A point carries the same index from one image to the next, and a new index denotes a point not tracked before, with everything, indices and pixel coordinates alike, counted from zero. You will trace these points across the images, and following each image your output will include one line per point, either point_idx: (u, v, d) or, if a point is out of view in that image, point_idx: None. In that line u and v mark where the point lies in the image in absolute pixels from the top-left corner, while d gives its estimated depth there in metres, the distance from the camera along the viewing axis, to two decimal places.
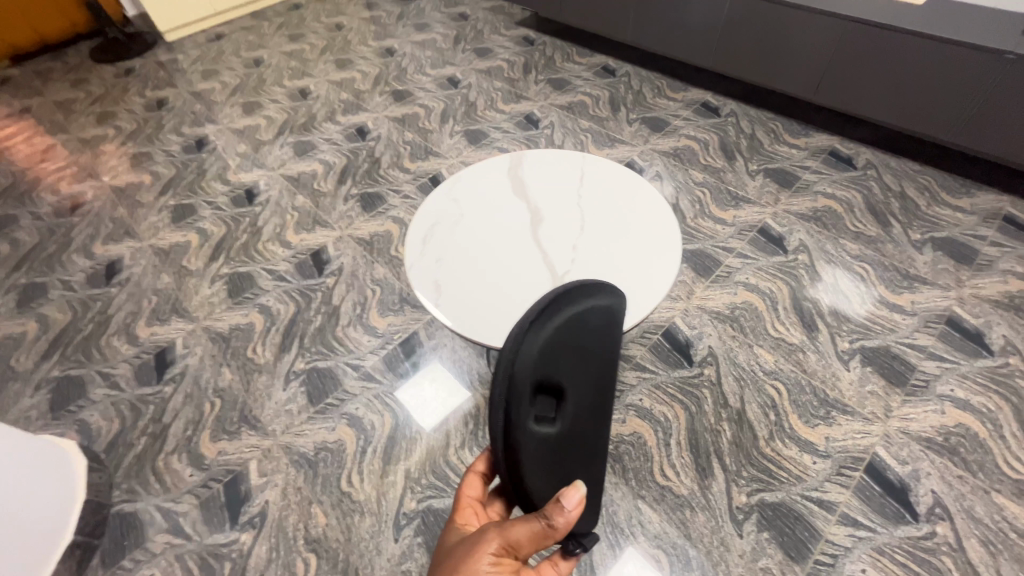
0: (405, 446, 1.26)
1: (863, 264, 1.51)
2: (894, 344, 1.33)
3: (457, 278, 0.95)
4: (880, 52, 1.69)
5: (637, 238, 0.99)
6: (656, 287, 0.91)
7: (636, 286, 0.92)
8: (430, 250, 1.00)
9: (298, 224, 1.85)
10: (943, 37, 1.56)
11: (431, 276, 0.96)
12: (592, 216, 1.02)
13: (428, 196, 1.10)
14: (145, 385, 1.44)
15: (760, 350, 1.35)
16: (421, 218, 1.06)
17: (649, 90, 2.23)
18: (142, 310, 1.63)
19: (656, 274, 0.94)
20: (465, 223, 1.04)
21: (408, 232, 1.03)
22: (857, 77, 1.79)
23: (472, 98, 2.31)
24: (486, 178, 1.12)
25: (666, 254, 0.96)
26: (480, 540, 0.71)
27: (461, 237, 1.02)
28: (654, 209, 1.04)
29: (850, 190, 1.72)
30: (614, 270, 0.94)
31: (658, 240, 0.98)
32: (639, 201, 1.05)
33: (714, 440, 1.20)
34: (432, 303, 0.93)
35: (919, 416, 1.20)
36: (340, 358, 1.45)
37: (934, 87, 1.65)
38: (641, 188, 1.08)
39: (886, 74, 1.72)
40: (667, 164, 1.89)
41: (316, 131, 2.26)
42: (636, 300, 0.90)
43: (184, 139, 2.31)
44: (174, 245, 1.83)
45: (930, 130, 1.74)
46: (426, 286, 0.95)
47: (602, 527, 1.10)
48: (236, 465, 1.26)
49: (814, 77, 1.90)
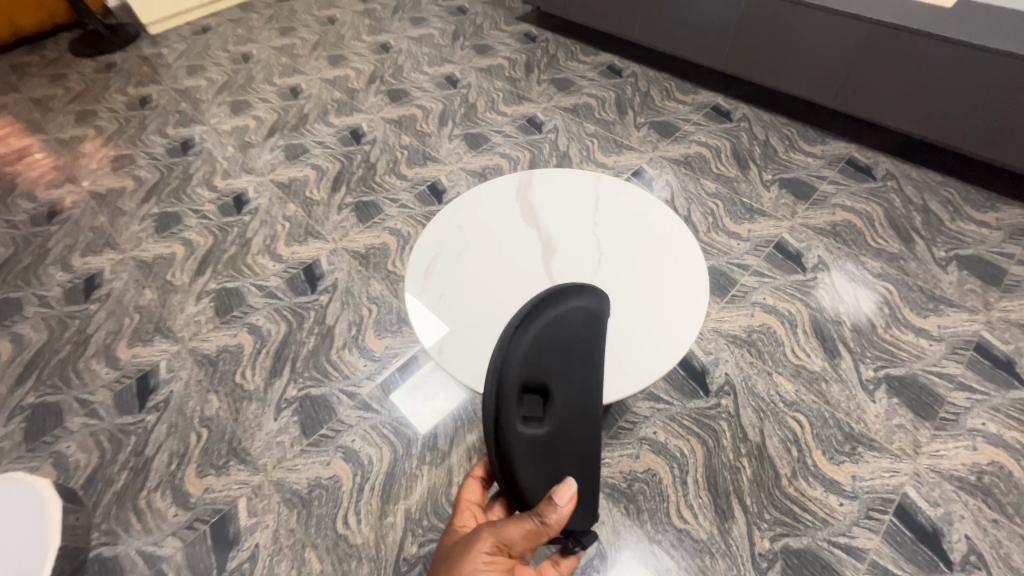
0: (404, 483, 1.19)
1: (885, 284, 1.44)
2: (921, 373, 1.26)
3: (465, 325, 0.87)
4: (907, 58, 1.59)
5: (656, 271, 0.90)
6: (680, 332, 0.83)
7: (658, 329, 0.84)
8: (433, 289, 0.92)
9: (289, 235, 1.75)
10: (966, 42, 1.47)
11: (433, 315, 0.88)
12: (607, 246, 0.94)
13: (428, 224, 1.01)
14: (126, 414, 1.35)
15: (779, 378, 1.28)
16: (423, 251, 0.97)
17: (657, 92, 2.13)
18: (123, 330, 1.54)
19: (680, 315, 0.85)
20: (469, 253, 0.95)
21: (408, 268, 0.95)
22: (873, 82, 1.70)
23: (472, 99, 2.20)
24: (491, 203, 1.02)
25: (691, 291, 0.88)
26: (474, 539, 0.72)
27: (466, 269, 0.94)
28: (675, 236, 0.95)
29: (869, 203, 1.64)
30: (632, 310, 0.86)
31: (680, 273, 0.90)
32: (657, 227, 0.96)
33: (734, 479, 1.14)
34: (435, 348, 0.86)
35: (950, 453, 1.13)
36: (335, 385, 1.36)
37: (963, 96, 1.55)
38: (659, 211, 0.99)
39: (904, 80, 1.63)
40: (678, 173, 1.81)
41: (308, 134, 2.15)
42: (658, 346, 0.83)
43: (168, 140, 2.19)
44: (158, 257, 1.73)
45: (949, 138, 1.66)
46: (428, 328, 0.87)
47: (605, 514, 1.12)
48: (224, 504, 1.18)
49: (828, 81, 1.81)
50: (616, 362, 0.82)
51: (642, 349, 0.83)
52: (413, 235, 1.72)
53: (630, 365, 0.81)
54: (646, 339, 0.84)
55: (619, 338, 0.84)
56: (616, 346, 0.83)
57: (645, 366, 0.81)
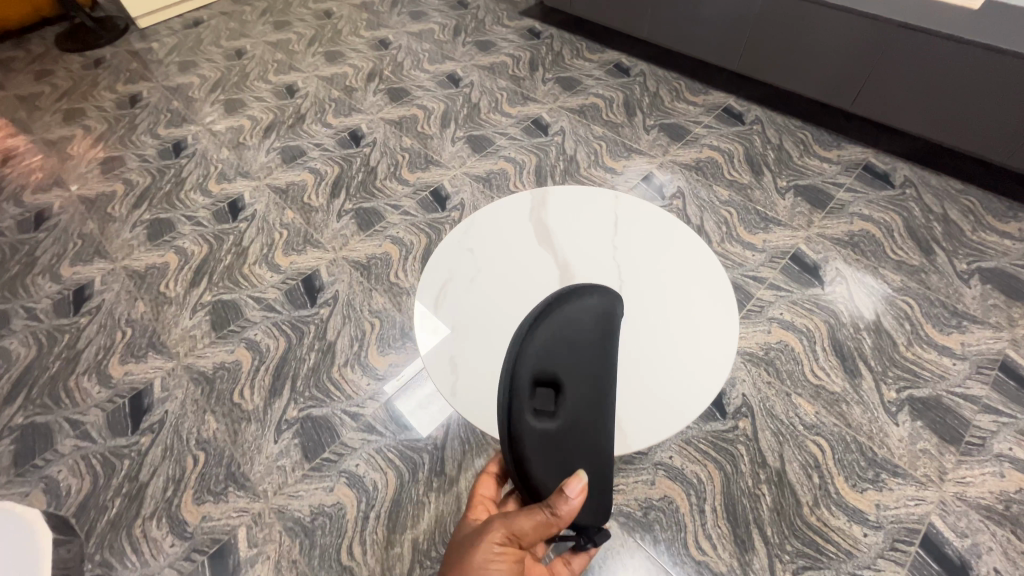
0: (411, 511, 1.14)
1: (906, 298, 1.39)
2: (945, 394, 1.22)
3: (477, 362, 0.82)
4: (932, 62, 1.51)
5: (681, 302, 0.86)
6: (710, 371, 0.80)
7: (685, 369, 0.80)
8: (443, 319, 0.87)
9: (287, 243, 1.69)
10: (983, 44, 1.41)
11: (445, 349, 0.83)
12: (629, 273, 0.89)
13: (437, 248, 0.95)
14: (119, 435, 1.30)
15: (798, 399, 1.23)
16: (432, 277, 0.92)
17: (666, 93, 2.06)
18: (115, 345, 1.48)
19: (708, 353, 0.81)
20: (482, 281, 0.90)
21: (416, 296, 0.90)
22: (884, 84, 1.64)
23: (475, 99, 2.13)
24: (504, 223, 0.97)
25: (720, 325, 0.84)
26: (484, 529, 0.69)
27: (479, 299, 0.89)
28: (701, 263, 0.91)
29: (888, 212, 1.59)
30: (657, 346, 0.82)
31: (707, 305, 0.86)
32: (681, 252, 0.92)
33: (754, 507, 1.09)
34: (447, 387, 0.80)
35: (977, 479, 1.10)
36: (337, 406, 1.31)
37: (978, 99, 1.49)
38: (683, 235, 0.95)
39: (917, 82, 1.57)
40: (689, 179, 1.75)
41: (305, 135, 2.07)
42: (687, 387, 0.79)
43: (160, 141, 2.11)
44: (151, 267, 1.67)
45: (963, 143, 1.61)
46: (440, 364, 0.82)
47: (617, 518, 1.11)
48: (222, 533, 1.14)
49: (838, 83, 1.74)
50: (643, 405, 0.78)
51: (670, 390, 0.79)
52: (416, 244, 1.66)
53: (657, 408, 0.77)
54: (673, 379, 0.80)
55: (645, 377, 0.80)
56: (644, 387, 0.79)
57: (673, 409, 0.77)
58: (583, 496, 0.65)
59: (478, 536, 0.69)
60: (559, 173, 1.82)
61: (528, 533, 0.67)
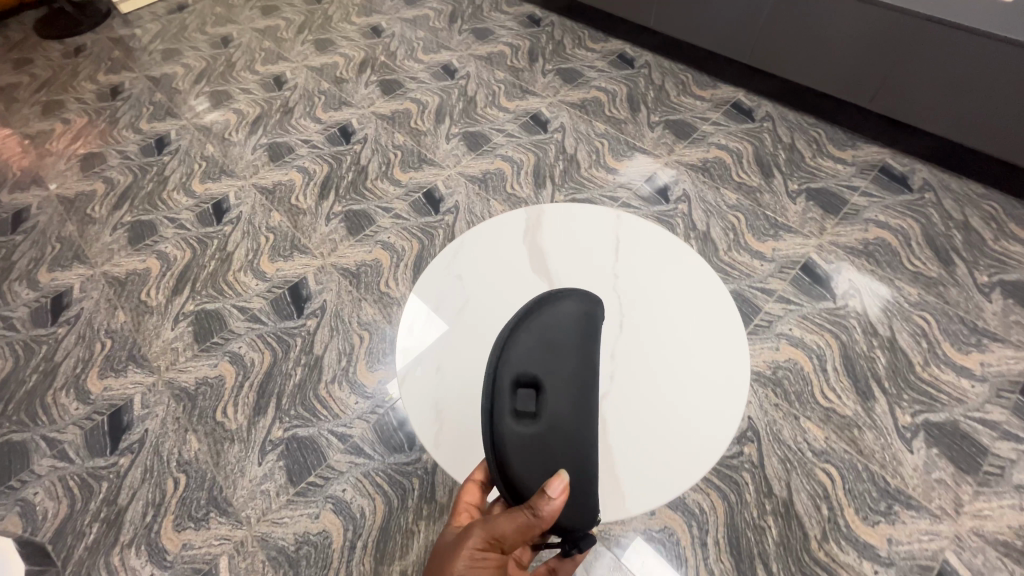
0: (400, 540, 1.10)
1: (924, 313, 1.32)
2: (963, 419, 1.16)
3: (461, 407, 0.81)
4: (962, 58, 1.40)
5: (687, 339, 0.84)
6: (718, 421, 0.77)
7: (691, 417, 0.78)
8: (427, 360, 0.85)
9: (274, 249, 1.61)
10: (1013, 41, 1.30)
11: (429, 395, 0.82)
12: (629, 305, 0.88)
13: (421, 278, 0.93)
14: (97, 456, 1.25)
15: (807, 423, 1.17)
16: (415, 313, 0.90)
17: (672, 86, 1.95)
18: (94, 358, 1.42)
19: (716, 398, 0.79)
20: (469, 314, 0.88)
21: (398, 333, 0.87)
22: (904, 81, 1.53)
23: (471, 91, 2.02)
24: (500, 247, 0.96)
25: (728, 366, 0.81)
26: (463, 537, 0.65)
27: (465, 335, 0.86)
28: (707, 294, 0.89)
29: (905, 218, 1.51)
30: (661, 387, 0.80)
31: (714, 342, 0.84)
32: (687, 282, 0.90)
33: (759, 541, 1.04)
34: (432, 438, 0.79)
35: (995, 513, 1.04)
36: (325, 426, 1.26)
37: (1006, 101, 1.39)
38: (687, 260, 0.93)
39: (940, 80, 1.46)
40: (695, 180, 1.66)
41: (293, 131, 1.97)
42: (693, 438, 0.76)
43: (142, 137, 2.02)
44: (131, 273, 1.60)
45: (987, 145, 1.51)
46: (424, 411, 0.81)
47: (613, 547, 1.06)
48: (203, 562, 1.10)
49: (854, 78, 1.63)
50: (646, 456, 0.76)
51: (675, 440, 0.77)
52: (408, 250, 1.58)
53: (662, 460, 0.75)
54: (677, 425, 0.77)
55: (648, 425, 0.77)
56: (646, 434, 0.77)
57: (678, 463, 0.75)
58: (565, 495, 0.62)
59: (459, 543, 0.65)
60: (558, 174, 1.73)
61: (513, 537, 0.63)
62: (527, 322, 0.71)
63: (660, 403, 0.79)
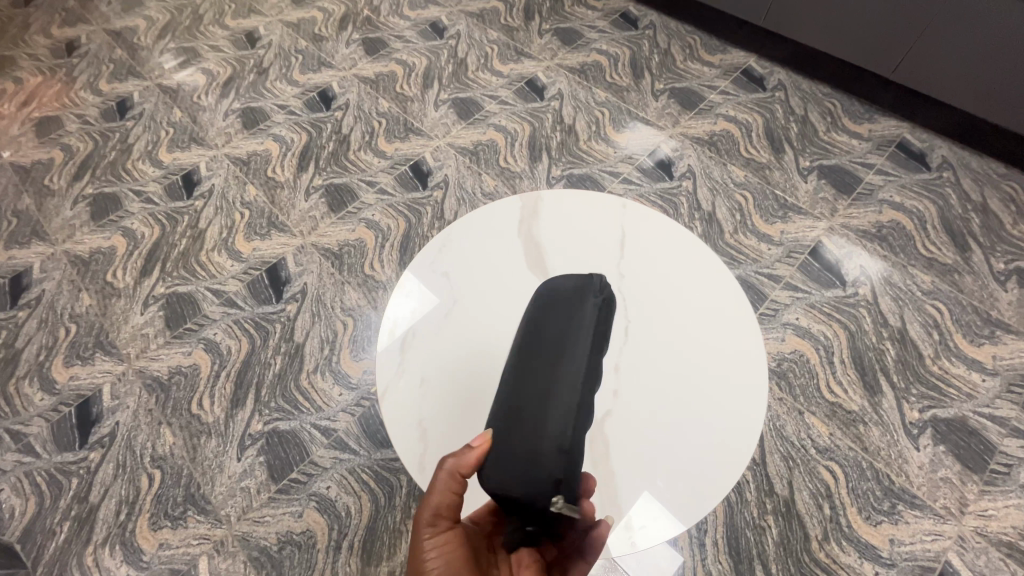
0: (388, 540, 1.07)
1: (936, 302, 1.26)
2: (971, 415, 1.12)
3: (447, 424, 0.78)
4: (997, 24, 1.27)
5: (699, 352, 0.81)
6: (729, 447, 0.75)
7: (700, 440, 0.76)
8: (410, 371, 0.82)
9: (250, 226, 1.50)
10: None
11: (414, 410, 0.79)
12: (635, 312, 0.84)
13: (405, 279, 0.89)
14: (65, 450, 1.18)
15: (811, 419, 1.13)
16: (396, 319, 0.86)
17: (679, 50, 1.81)
18: (59, 344, 1.33)
19: (726, 421, 0.77)
20: (456, 320, 0.85)
21: (379, 341, 0.84)
22: (921, 50, 1.42)
23: (462, 53, 1.86)
24: (494, 240, 0.92)
25: (740, 376, 0.79)
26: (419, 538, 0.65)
27: (450, 345, 0.83)
28: (721, 298, 0.85)
29: (922, 200, 1.42)
30: (669, 405, 0.78)
31: (728, 357, 0.80)
32: (701, 288, 0.86)
33: (757, 541, 1.02)
34: (416, 458, 0.76)
35: (1000, 513, 1.02)
36: (306, 419, 1.20)
37: None
38: (703, 260, 0.89)
39: (961, 49, 1.35)
40: (701, 155, 1.55)
41: (267, 95, 1.81)
42: (702, 466, 0.74)
43: (102, 98, 1.83)
44: (95, 252, 1.48)
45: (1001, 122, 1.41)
46: (407, 428, 0.78)
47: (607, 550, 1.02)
48: (182, 563, 1.06)
49: (865, 47, 1.50)
50: (651, 482, 0.74)
51: (682, 464, 0.75)
52: (393, 229, 1.48)
53: (668, 488, 0.74)
54: (685, 448, 0.75)
55: (654, 445, 0.76)
56: (652, 456, 0.75)
57: (686, 489, 0.73)
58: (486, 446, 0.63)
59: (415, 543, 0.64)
60: (555, 147, 1.61)
61: (448, 501, 0.64)
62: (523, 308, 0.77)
63: (671, 409, 0.78)
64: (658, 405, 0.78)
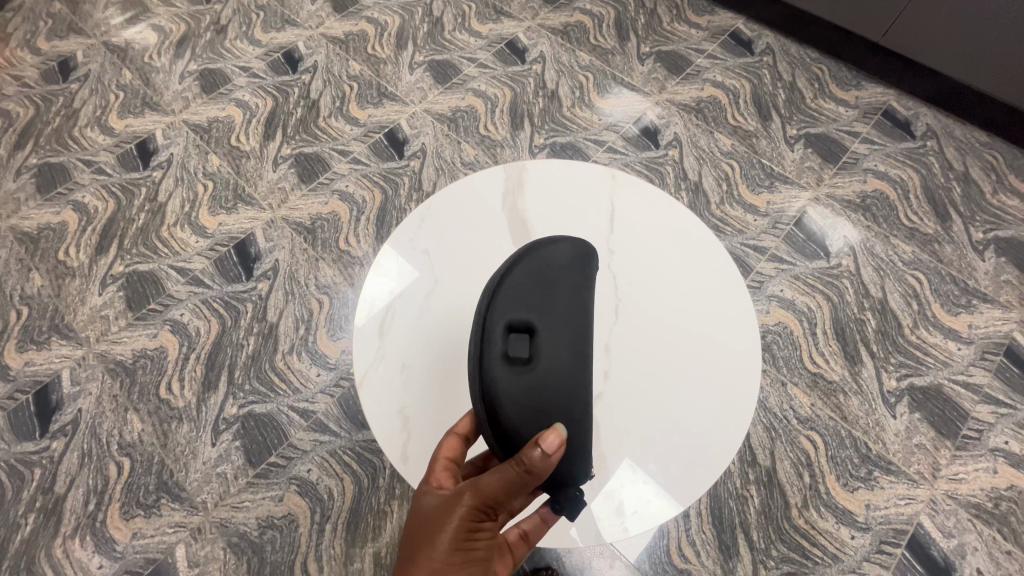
0: (372, 521, 1.05)
1: (916, 272, 1.27)
2: (946, 383, 1.14)
3: (430, 412, 0.75)
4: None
5: (696, 334, 0.79)
6: (721, 432, 0.74)
7: (695, 424, 0.75)
8: (389, 356, 0.78)
9: (214, 200, 1.41)
10: None
11: (396, 398, 0.76)
12: (628, 291, 0.81)
13: (383, 256, 0.84)
14: (25, 440, 1.12)
15: (793, 390, 1.14)
16: (373, 299, 0.81)
17: (665, 10, 1.73)
18: (9, 330, 1.24)
19: (718, 406, 0.76)
20: (437, 302, 0.81)
21: (357, 322, 0.80)
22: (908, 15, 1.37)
23: (438, 11, 1.74)
24: (476, 217, 0.87)
25: (735, 359, 0.78)
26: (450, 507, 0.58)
27: (432, 329, 0.79)
28: (714, 277, 0.83)
29: (905, 168, 1.42)
30: (664, 387, 0.76)
31: (725, 339, 0.79)
32: (697, 266, 0.83)
33: (740, 510, 1.04)
34: (398, 449, 0.74)
35: (969, 476, 1.06)
36: (284, 401, 1.15)
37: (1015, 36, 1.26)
38: (698, 239, 0.85)
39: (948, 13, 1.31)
40: (688, 123, 1.51)
41: (227, 55, 1.67)
42: (695, 449, 0.74)
43: (41, 58, 1.67)
44: (44, 228, 1.37)
45: (987, 87, 1.39)
46: (388, 417, 0.75)
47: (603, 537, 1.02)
48: (158, 552, 1.03)
49: (853, 11, 1.45)
50: (644, 464, 0.73)
51: (676, 447, 0.74)
52: (369, 201, 1.40)
53: (661, 470, 0.73)
54: (679, 430, 0.75)
55: (647, 430, 0.74)
56: (646, 439, 0.74)
57: (680, 472, 0.73)
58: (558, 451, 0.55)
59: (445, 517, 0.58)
60: (537, 114, 1.54)
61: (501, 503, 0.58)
62: (519, 262, 0.64)
63: (664, 392, 0.76)
64: (652, 388, 0.76)
